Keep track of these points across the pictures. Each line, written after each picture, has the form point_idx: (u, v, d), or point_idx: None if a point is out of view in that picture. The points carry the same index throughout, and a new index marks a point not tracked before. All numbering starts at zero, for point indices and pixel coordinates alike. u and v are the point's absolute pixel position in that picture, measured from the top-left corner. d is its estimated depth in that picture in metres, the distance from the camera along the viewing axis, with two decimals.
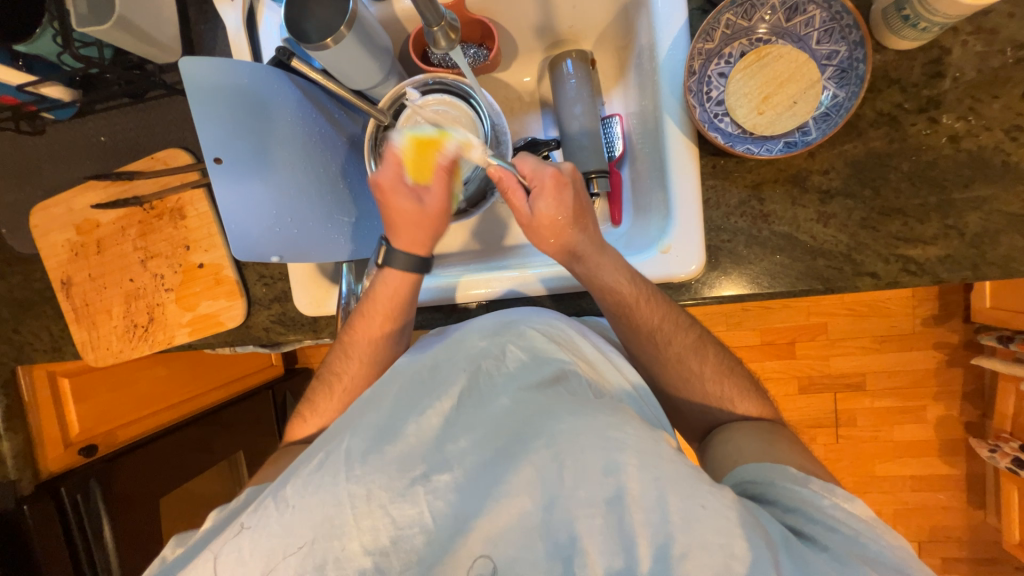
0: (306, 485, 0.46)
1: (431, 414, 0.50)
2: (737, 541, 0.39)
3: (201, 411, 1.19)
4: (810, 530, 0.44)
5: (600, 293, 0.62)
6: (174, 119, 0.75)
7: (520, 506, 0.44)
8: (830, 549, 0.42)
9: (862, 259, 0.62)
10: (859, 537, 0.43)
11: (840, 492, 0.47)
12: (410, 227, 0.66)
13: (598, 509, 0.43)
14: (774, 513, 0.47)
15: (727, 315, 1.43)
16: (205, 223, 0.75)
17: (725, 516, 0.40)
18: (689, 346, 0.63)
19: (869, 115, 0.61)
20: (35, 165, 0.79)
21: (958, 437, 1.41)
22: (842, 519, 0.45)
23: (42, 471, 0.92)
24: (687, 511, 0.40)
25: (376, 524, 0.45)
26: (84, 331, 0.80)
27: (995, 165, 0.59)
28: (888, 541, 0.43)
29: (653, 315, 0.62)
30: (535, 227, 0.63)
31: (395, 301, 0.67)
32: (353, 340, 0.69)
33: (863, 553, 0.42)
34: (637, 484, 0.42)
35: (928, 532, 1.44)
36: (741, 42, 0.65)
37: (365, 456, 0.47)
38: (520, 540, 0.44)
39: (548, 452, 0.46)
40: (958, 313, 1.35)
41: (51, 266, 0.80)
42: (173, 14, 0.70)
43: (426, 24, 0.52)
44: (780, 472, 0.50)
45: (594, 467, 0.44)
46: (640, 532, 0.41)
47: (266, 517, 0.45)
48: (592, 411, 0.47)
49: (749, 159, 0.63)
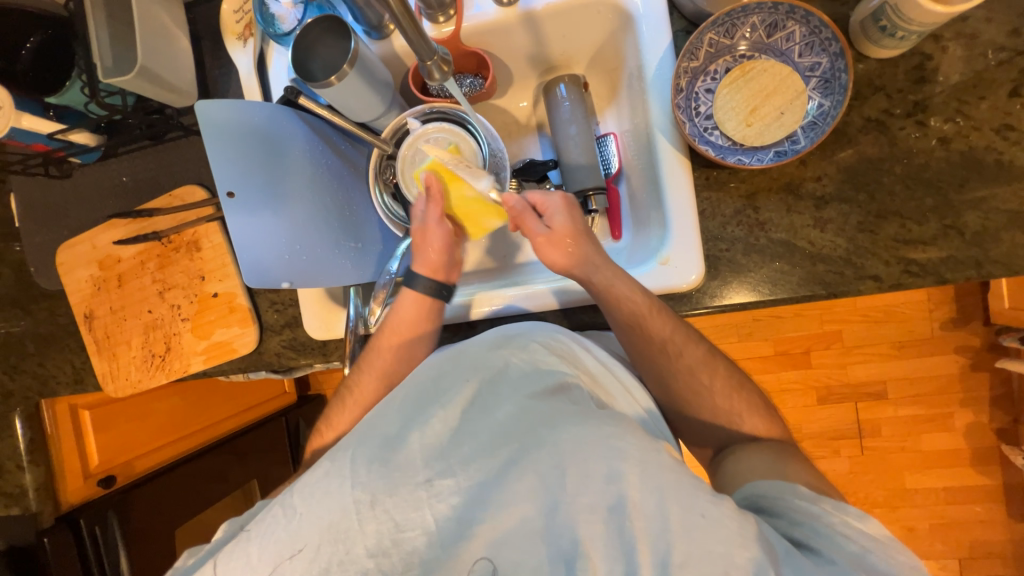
0: (314, 493, 0.47)
1: (434, 423, 0.51)
2: (738, 551, 0.39)
3: (217, 439, 1.21)
4: (817, 543, 0.43)
5: (613, 303, 0.62)
6: (190, 158, 0.80)
7: (523, 512, 0.45)
8: (837, 561, 0.41)
9: (862, 263, 0.62)
10: (866, 556, 0.42)
11: (854, 510, 0.45)
12: (440, 257, 0.70)
13: (599, 515, 0.43)
14: (780, 527, 0.46)
15: (737, 325, 1.42)
16: (219, 254, 0.79)
17: (727, 525, 0.40)
18: (700, 352, 0.64)
19: (858, 121, 0.63)
20: (62, 207, 0.84)
21: (990, 445, 1.35)
22: (850, 536, 0.43)
23: (63, 502, 0.94)
24: (687, 520, 0.40)
25: (380, 528, 0.46)
26: (105, 362, 0.83)
27: (988, 164, 0.60)
28: (899, 562, 0.42)
29: (662, 327, 0.62)
30: (553, 241, 0.64)
31: (416, 325, 0.70)
32: (372, 356, 0.71)
33: (869, 569, 0.41)
34: (638, 493, 0.42)
35: (967, 548, 1.37)
36: (725, 60, 0.67)
37: (371, 463, 0.48)
38: (523, 543, 0.45)
39: (548, 458, 0.46)
40: (977, 315, 1.32)
41: (75, 300, 0.84)
42: (191, 61, 0.75)
43: (420, 59, 0.55)
44: (791, 490, 0.49)
45: (595, 474, 0.44)
46: (641, 540, 0.41)
47: (274, 523, 0.47)
48: (591, 418, 0.48)
49: (741, 169, 0.64)
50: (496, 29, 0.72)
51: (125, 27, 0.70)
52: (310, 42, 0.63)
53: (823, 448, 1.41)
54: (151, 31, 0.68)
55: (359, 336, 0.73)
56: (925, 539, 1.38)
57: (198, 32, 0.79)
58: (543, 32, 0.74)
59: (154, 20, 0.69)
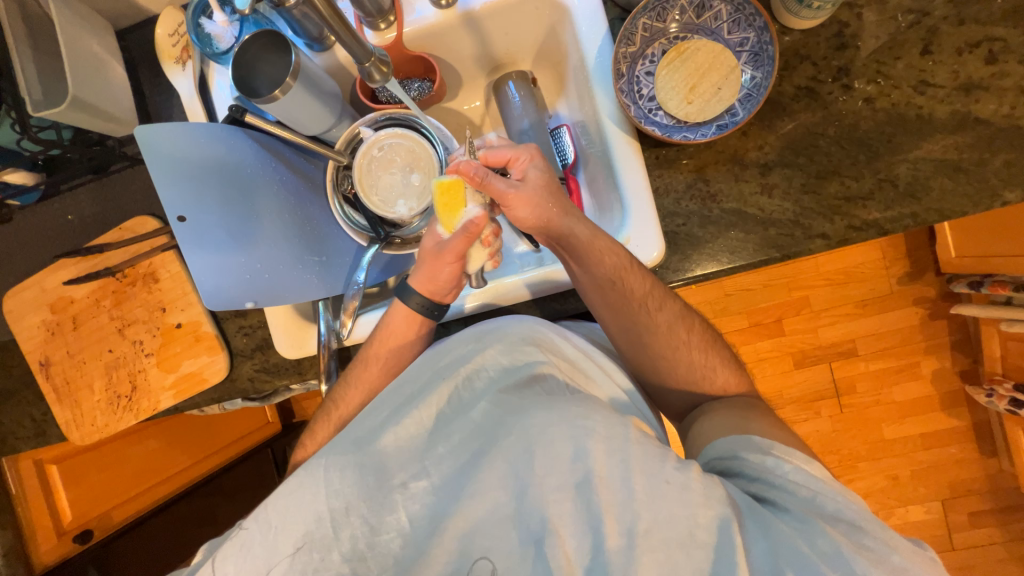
0: (287, 506, 0.50)
1: (409, 421, 0.55)
2: (700, 513, 0.44)
3: (197, 481, 1.15)
4: (773, 495, 0.47)
5: (592, 262, 0.61)
6: (138, 188, 0.77)
7: (494, 500, 0.49)
8: (792, 511, 0.45)
9: (809, 223, 0.65)
10: (816, 498, 0.46)
11: (801, 455, 0.50)
12: (444, 289, 0.65)
13: (568, 493, 0.47)
14: (739, 485, 0.50)
15: (711, 301, 1.46)
16: (179, 283, 0.76)
17: (691, 489, 0.44)
18: (678, 314, 0.64)
19: (789, 90, 0.66)
20: (5, 252, 0.80)
21: (956, 388, 1.43)
22: (801, 482, 0.48)
23: (36, 564, 0.92)
24: (652, 487, 0.45)
25: (354, 532, 0.49)
26: (67, 410, 0.79)
27: (911, 118, 0.64)
28: (845, 497, 0.46)
29: (639, 285, 0.62)
30: (526, 195, 0.60)
31: (404, 336, 0.68)
32: (358, 370, 0.69)
33: (820, 511, 0.45)
34: (604, 466, 0.47)
35: (948, 489, 1.43)
36: (660, 43, 0.70)
37: (344, 471, 0.52)
38: (494, 531, 0.48)
39: (518, 443, 0.50)
40: (929, 268, 1.40)
41: (29, 349, 0.80)
42: (128, 90, 0.73)
43: (357, 62, 0.56)
44: (745, 442, 0.52)
45: (564, 455, 0.48)
46: (607, 511, 0.45)
47: (247, 541, 0.49)
48: (563, 404, 0.51)
49: (687, 146, 0.67)
50: (438, 32, 0.73)
51: (52, 59, 0.67)
52: (251, 59, 0.62)
53: (805, 411, 1.46)
54: (82, 62, 0.66)
55: (332, 350, 0.73)
56: (908, 485, 1.43)
57: (134, 60, 0.77)
58: (485, 32, 0.76)
59: (82, 48, 0.67)
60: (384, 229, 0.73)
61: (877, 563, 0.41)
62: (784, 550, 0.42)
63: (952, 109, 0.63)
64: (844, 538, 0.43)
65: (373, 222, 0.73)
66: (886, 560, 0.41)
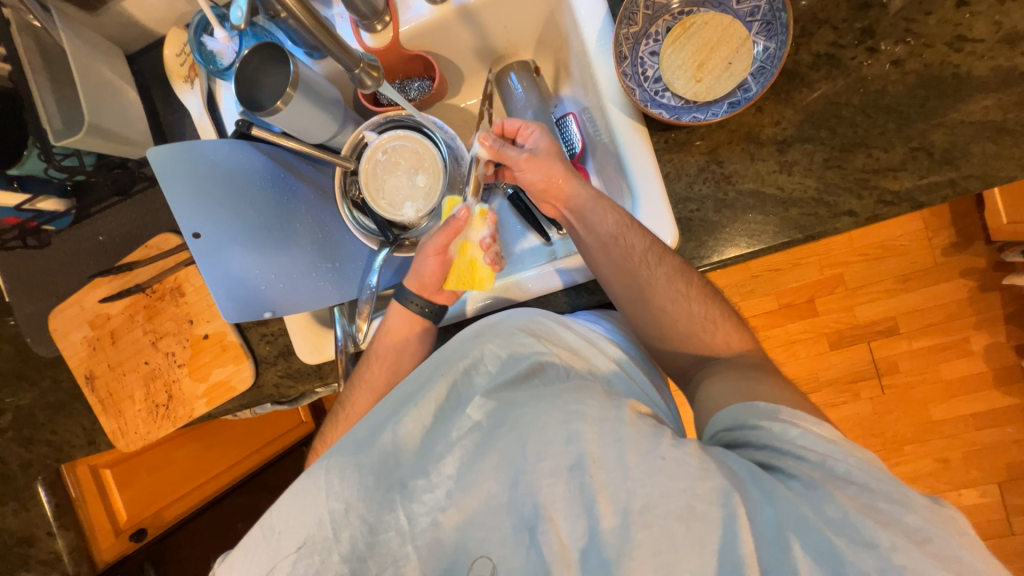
0: (289, 510, 0.51)
1: (409, 421, 0.56)
2: (698, 484, 0.44)
3: (238, 480, 1.24)
4: (779, 463, 0.46)
5: (596, 221, 0.62)
6: (159, 206, 0.81)
7: (487, 490, 0.50)
8: (799, 477, 0.45)
9: (834, 200, 0.61)
10: (826, 460, 0.45)
11: (809, 418, 0.49)
12: (434, 287, 0.69)
13: (561, 477, 0.48)
14: (745, 454, 0.49)
15: (738, 284, 1.41)
16: (203, 295, 0.79)
17: (687, 462, 0.45)
18: (675, 273, 0.62)
19: (808, 59, 0.62)
20: (46, 275, 0.85)
21: (1012, 363, 1.33)
22: (810, 446, 0.47)
23: (98, 560, 1.00)
24: (647, 463, 0.46)
25: (354, 533, 0.51)
26: (112, 420, 0.85)
27: (946, 78, 0.58)
28: (859, 456, 0.45)
29: (641, 239, 0.61)
30: (539, 158, 0.64)
31: (403, 332, 0.71)
32: (363, 371, 0.71)
33: (830, 475, 0.44)
34: (597, 448, 0.48)
35: (1006, 471, 1.33)
36: (665, 19, 0.67)
37: (343, 473, 0.53)
38: (488, 519, 0.50)
39: (510, 434, 0.52)
40: (978, 237, 1.30)
41: (74, 363, 0.85)
42: (141, 112, 0.76)
43: (347, 70, 0.60)
44: (752, 410, 0.51)
45: (556, 439, 0.49)
46: (600, 492, 0.46)
47: (255, 544, 0.51)
48: (557, 392, 0.53)
49: (698, 126, 0.64)
50: (436, 29, 0.72)
51: (70, 88, 0.70)
52: (252, 73, 0.63)
53: (843, 393, 1.39)
54: (97, 89, 0.69)
55: (350, 353, 0.74)
56: (960, 468, 1.35)
57: (147, 83, 0.81)
58: (482, 24, 0.74)
59: (97, 77, 0.70)
60: (393, 233, 0.73)
61: (886, 524, 0.40)
62: (788, 518, 0.42)
63: (994, 65, 0.57)
64: (857, 507, 0.41)
65: (381, 226, 0.72)
66: (903, 520, 0.41)
